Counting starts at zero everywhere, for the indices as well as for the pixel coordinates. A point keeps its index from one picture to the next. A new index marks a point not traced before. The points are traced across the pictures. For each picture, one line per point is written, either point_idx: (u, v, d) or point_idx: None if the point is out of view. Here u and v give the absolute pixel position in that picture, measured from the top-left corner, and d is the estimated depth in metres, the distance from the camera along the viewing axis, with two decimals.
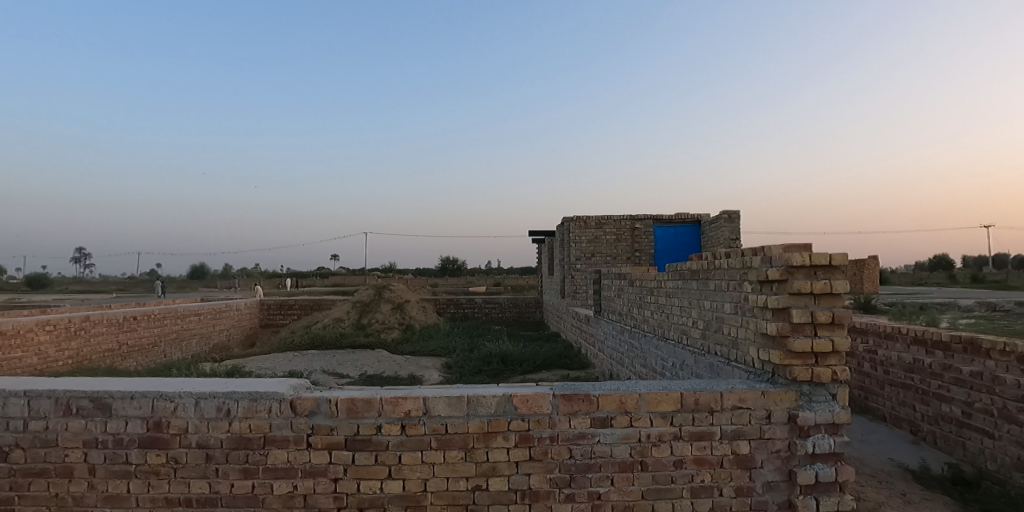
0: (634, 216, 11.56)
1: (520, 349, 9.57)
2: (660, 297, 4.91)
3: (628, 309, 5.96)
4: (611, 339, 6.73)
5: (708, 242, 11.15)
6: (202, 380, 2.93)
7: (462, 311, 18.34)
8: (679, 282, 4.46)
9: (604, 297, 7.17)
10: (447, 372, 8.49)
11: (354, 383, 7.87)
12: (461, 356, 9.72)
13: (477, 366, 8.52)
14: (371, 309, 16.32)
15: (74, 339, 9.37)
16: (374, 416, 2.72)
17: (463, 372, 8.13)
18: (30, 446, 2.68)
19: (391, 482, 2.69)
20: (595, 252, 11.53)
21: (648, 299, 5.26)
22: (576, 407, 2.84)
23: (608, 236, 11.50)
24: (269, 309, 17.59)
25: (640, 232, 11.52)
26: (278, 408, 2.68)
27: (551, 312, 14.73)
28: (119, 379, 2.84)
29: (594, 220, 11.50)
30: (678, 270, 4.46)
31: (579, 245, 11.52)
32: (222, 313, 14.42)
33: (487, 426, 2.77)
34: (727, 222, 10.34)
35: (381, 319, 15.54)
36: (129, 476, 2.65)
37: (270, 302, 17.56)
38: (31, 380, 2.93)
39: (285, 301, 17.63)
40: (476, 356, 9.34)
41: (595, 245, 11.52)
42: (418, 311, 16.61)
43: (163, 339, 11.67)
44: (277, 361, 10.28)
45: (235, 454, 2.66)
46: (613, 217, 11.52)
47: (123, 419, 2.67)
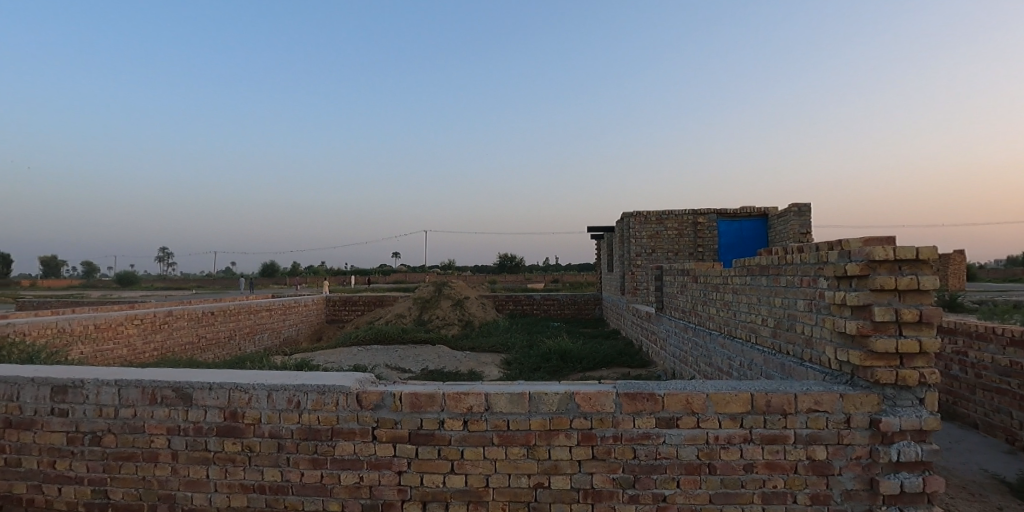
0: (697, 210, 11.20)
1: (580, 346, 9.50)
2: (726, 294, 4.71)
3: (692, 306, 5.78)
4: (673, 337, 6.57)
5: (776, 237, 10.69)
6: (273, 371, 3.02)
7: (520, 308, 18.35)
8: (746, 279, 4.28)
9: (667, 295, 6.97)
10: (506, 368, 8.51)
11: (417, 378, 8.03)
12: (519, 353, 9.73)
13: (536, 363, 8.48)
14: (432, 306, 16.64)
15: (159, 332, 9.98)
16: (437, 411, 2.72)
17: (523, 369, 8.13)
18: (120, 431, 2.84)
19: (453, 477, 2.71)
20: (656, 248, 11.26)
21: (713, 296, 5.06)
22: (640, 407, 2.77)
23: (670, 231, 11.19)
24: (335, 305, 18.23)
25: (703, 226, 11.16)
26: (344, 401, 2.73)
27: (609, 309, 14.62)
28: (198, 369, 2.97)
29: (654, 215, 11.24)
30: (746, 265, 4.27)
31: (639, 241, 11.29)
32: (291, 309, 15.10)
33: (549, 424, 2.72)
34: (797, 215, 9.86)
35: (442, 316, 15.88)
36: (209, 462, 2.78)
37: (336, 298, 18.21)
38: (119, 369, 3.09)
39: (349, 297, 18.23)
40: (536, 352, 9.34)
41: (656, 241, 11.25)
42: (477, 308, 16.80)
43: (238, 333, 12.31)
44: (343, 355, 10.66)
45: (304, 445, 2.74)
46: (675, 211, 11.19)
47: (202, 408, 2.79)
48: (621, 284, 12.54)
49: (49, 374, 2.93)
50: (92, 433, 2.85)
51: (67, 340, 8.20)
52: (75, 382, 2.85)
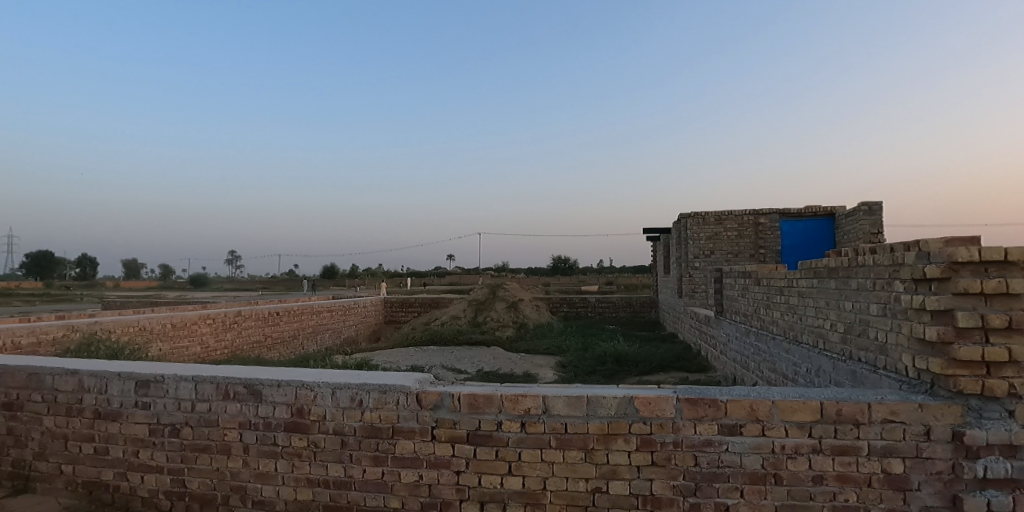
0: (758, 210, 10.76)
1: (636, 350, 9.37)
2: (792, 297, 4.53)
3: (754, 310, 5.59)
4: (734, 342, 6.38)
5: (845, 237, 10.17)
6: (336, 370, 3.12)
7: (574, 311, 18.28)
8: (813, 282, 4.10)
9: (727, 298, 6.77)
10: (561, 371, 8.49)
11: (473, 379, 8.12)
12: (574, 355, 9.69)
13: (592, 366, 8.42)
14: (484, 308, 16.87)
15: (229, 331, 10.49)
16: (495, 412, 2.74)
17: (578, 372, 8.09)
18: (196, 425, 3.00)
19: (511, 478, 2.71)
20: (715, 249, 10.94)
21: (777, 300, 4.88)
22: (702, 413, 2.69)
23: (729, 232, 10.84)
24: (391, 307, 18.72)
25: (765, 227, 10.75)
26: (405, 401, 2.79)
27: (666, 311, 14.33)
28: (267, 367, 3.10)
29: (713, 216, 10.92)
30: (814, 268, 4.09)
31: (697, 243, 10.99)
32: (350, 310, 15.62)
33: (607, 428, 2.69)
34: (868, 214, 9.34)
35: (496, 317, 16.07)
36: (276, 456, 2.90)
37: (393, 300, 18.71)
38: (196, 366, 3.27)
39: (406, 299, 18.68)
40: (591, 355, 9.28)
41: (715, 242, 10.93)
42: (531, 310, 16.86)
43: (301, 333, 12.83)
44: (400, 355, 10.92)
45: (366, 442, 2.81)
46: (734, 212, 10.83)
47: (271, 404, 2.91)
48: (678, 286, 12.26)
49: (133, 369, 3.13)
50: (171, 425, 3.03)
51: (146, 338, 8.72)
52: (156, 377, 3.03)
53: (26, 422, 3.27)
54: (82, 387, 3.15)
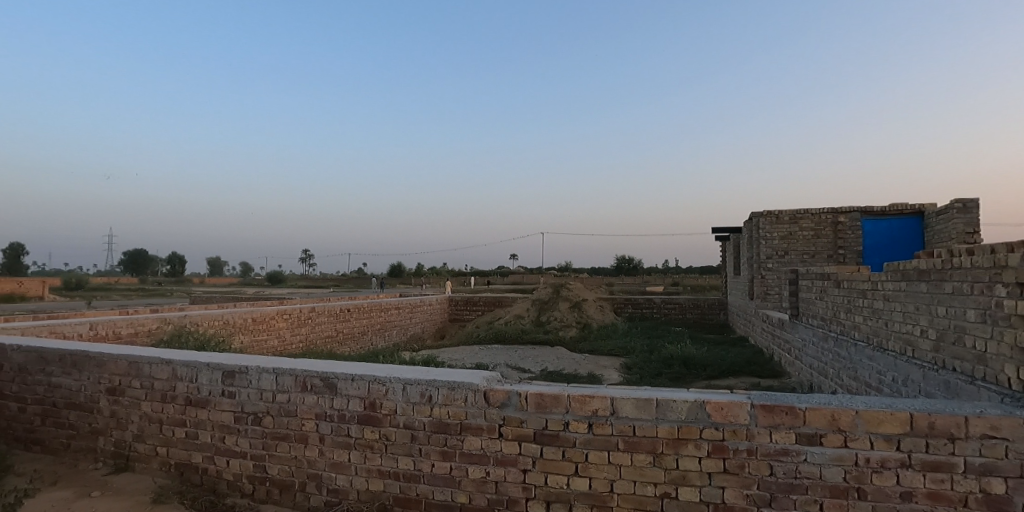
0: (837, 209, 10.23)
1: (705, 353, 9.14)
2: (876, 301, 4.28)
3: (833, 314, 5.33)
4: (811, 348, 6.11)
5: (936, 238, 9.33)
6: (406, 366, 3.21)
7: (640, 311, 18.10)
8: (900, 285, 3.87)
9: (803, 302, 6.49)
10: (627, 372, 8.38)
11: (536, 378, 8.17)
12: (639, 357, 9.57)
13: (658, 368, 8.27)
14: (549, 308, 16.97)
15: (303, 325, 11.02)
16: (562, 412, 2.74)
17: (644, 374, 7.98)
18: (276, 414, 3.18)
19: (578, 479, 2.70)
20: (789, 250, 10.50)
21: (859, 303, 4.63)
22: (778, 420, 2.58)
23: (806, 231, 10.35)
24: (456, 305, 19.12)
25: (844, 226, 10.19)
26: (473, 398, 2.84)
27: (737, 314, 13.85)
28: (340, 361, 3.23)
29: (787, 214, 10.47)
30: (902, 270, 3.85)
31: (770, 243, 10.59)
32: (416, 308, 16.08)
33: (677, 432, 2.63)
34: (961, 213, 8.52)
35: (559, 317, 16.13)
36: (350, 447, 3.02)
37: (458, 299, 19.10)
38: (275, 359, 3.45)
39: (470, 297, 19.05)
40: (657, 357, 9.14)
41: (789, 242, 10.46)
42: (595, 310, 16.82)
43: (370, 329, 13.32)
44: (464, 353, 11.16)
45: (435, 437, 2.89)
46: (811, 210, 10.32)
47: (345, 398, 3.04)
48: (750, 288, 11.87)
49: (220, 360, 3.35)
50: (254, 414, 3.22)
51: (230, 331, 9.14)
52: (241, 368, 3.23)
53: (127, 407, 3.57)
54: (175, 375, 3.39)
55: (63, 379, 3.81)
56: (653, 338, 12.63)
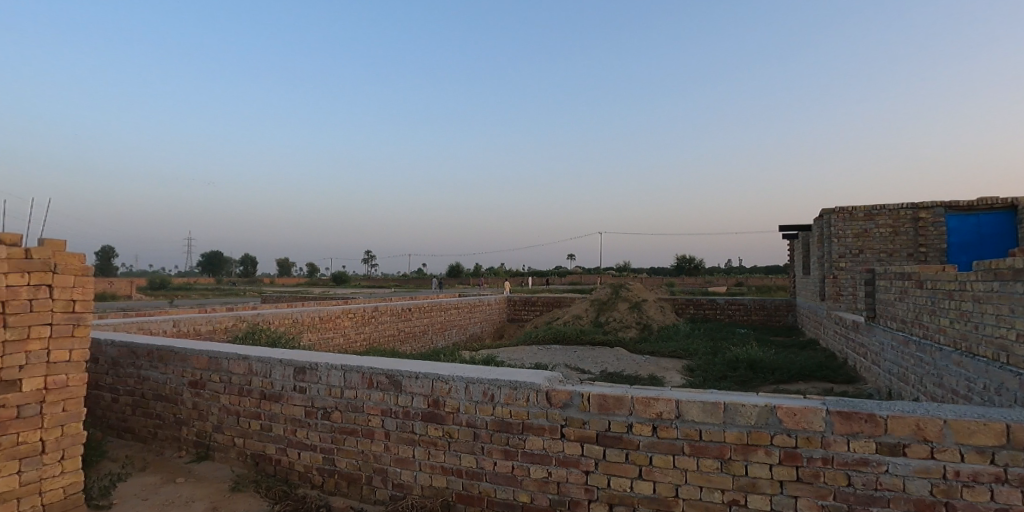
0: (918, 204, 9.60)
1: (772, 356, 8.82)
2: (964, 302, 4.01)
3: (915, 316, 5.03)
4: (890, 352, 5.80)
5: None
6: (469, 365, 3.27)
7: (703, 312, 17.74)
8: (993, 285, 3.59)
9: (880, 304, 6.16)
10: (690, 375, 8.21)
11: (597, 379, 8.13)
12: (704, 359, 9.36)
13: (723, 371, 8.05)
14: (608, 308, 16.88)
15: (367, 325, 11.42)
16: (625, 414, 2.71)
17: (708, 376, 7.82)
18: (344, 409, 3.31)
19: (641, 482, 2.67)
20: (864, 249, 10.03)
21: (945, 305, 4.35)
22: (856, 428, 2.45)
23: (882, 229, 9.81)
24: (515, 305, 19.31)
25: (926, 222, 9.47)
26: (535, 398, 2.86)
27: (807, 316, 13.23)
28: (404, 359, 3.33)
29: (862, 211, 9.98)
30: (993, 269, 3.60)
31: (843, 241, 10.12)
32: (475, 308, 16.36)
33: (746, 438, 2.55)
34: None
35: (619, 318, 16.01)
36: (414, 444, 3.11)
37: (516, 298, 19.27)
38: (343, 356, 3.60)
39: (529, 298, 19.21)
40: (722, 360, 8.91)
41: (864, 240, 9.99)
42: (656, 311, 16.59)
43: (431, 328, 13.67)
44: (524, 353, 11.27)
45: (497, 436, 2.93)
46: (888, 206, 9.78)
47: (410, 395, 3.13)
48: (822, 289, 11.37)
49: (291, 357, 3.53)
50: (324, 409, 3.36)
51: (299, 329, 9.56)
52: (311, 365, 3.39)
53: (207, 399, 3.81)
54: (251, 370, 3.60)
55: (151, 372, 4.11)
56: (716, 340, 12.30)
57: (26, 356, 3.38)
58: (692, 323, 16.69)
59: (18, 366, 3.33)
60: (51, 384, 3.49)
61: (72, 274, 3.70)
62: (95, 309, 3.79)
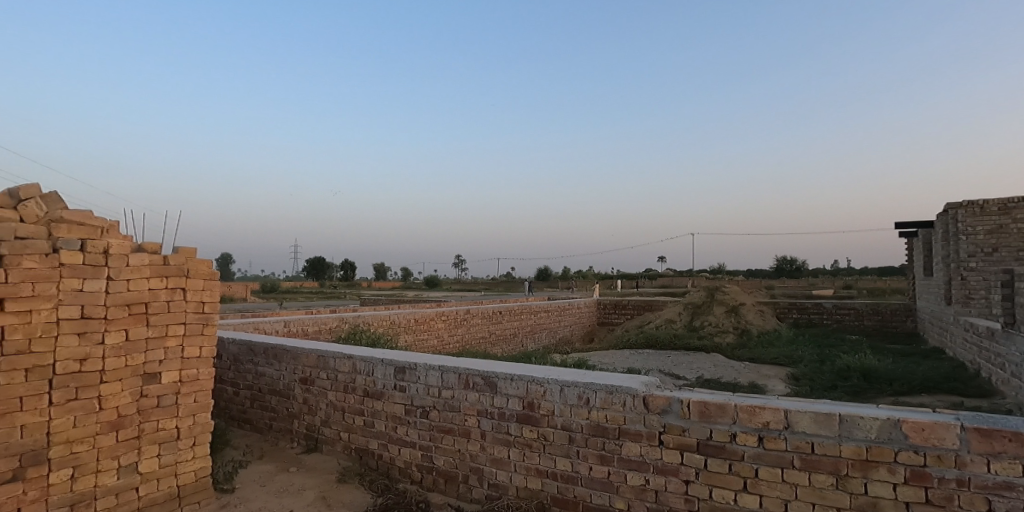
0: None
1: (889, 365, 8.14)
2: None
3: None
4: None
5: None
6: (562, 368, 3.32)
7: (807, 317, 16.78)
8: None
9: (1023, 309, 5.54)
10: (795, 384, 7.77)
11: (692, 385, 7.94)
12: (810, 368, 8.82)
13: (831, 380, 7.55)
14: (704, 312, 16.42)
15: (459, 327, 11.83)
16: (728, 423, 2.64)
17: (816, 385, 7.38)
18: (441, 409, 3.47)
19: (746, 495, 2.58)
20: (999, 246, 8.99)
21: None
22: (998, 448, 2.21)
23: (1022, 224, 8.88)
24: (605, 309, 19.27)
25: None
26: (632, 403, 2.85)
27: (931, 323, 11.93)
28: (499, 362, 3.43)
29: (995, 205, 9.04)
30: None
31: (972, 238, 9.12)
32: (565, 312, 16.48)
33: (865, 453, 2.39)
34: None
35: (714, 322, 15.49)
36: (510, 445, 3.20)
37: (606, 301, 19.21)
38: (439, 357, 3.76)
39: (619, 301, 19.09)
40: (830, 369, 8.36)
41: (999, 237, 8.98)
42: (754, 315, 15.88)
43: (521, 331, 13.95)
44: (615, 357, 11.22)
45: (593, 440, 2.95)
46: None
47: (505, 396, 3.23)
48: (947, 292, 10.18)
49: (392, 357, 3.75)
50: (422, 407, 3.54)
51: (396, 330, 10.11)
52: (410, 365, 3.58)
53: (316, 395, 4.13)
54: (355, 369, 3.86)
55: (267, 369, 4.52)
56: (824, 348, 11.47)
57: (165, 351, 3.84)
58: (795, 329, 15.74)
59: (158, 360, 3.79)
60: (185, 377, 3.93)
61: (202, 278, 4.13)
62: (221, 309, 4.20)
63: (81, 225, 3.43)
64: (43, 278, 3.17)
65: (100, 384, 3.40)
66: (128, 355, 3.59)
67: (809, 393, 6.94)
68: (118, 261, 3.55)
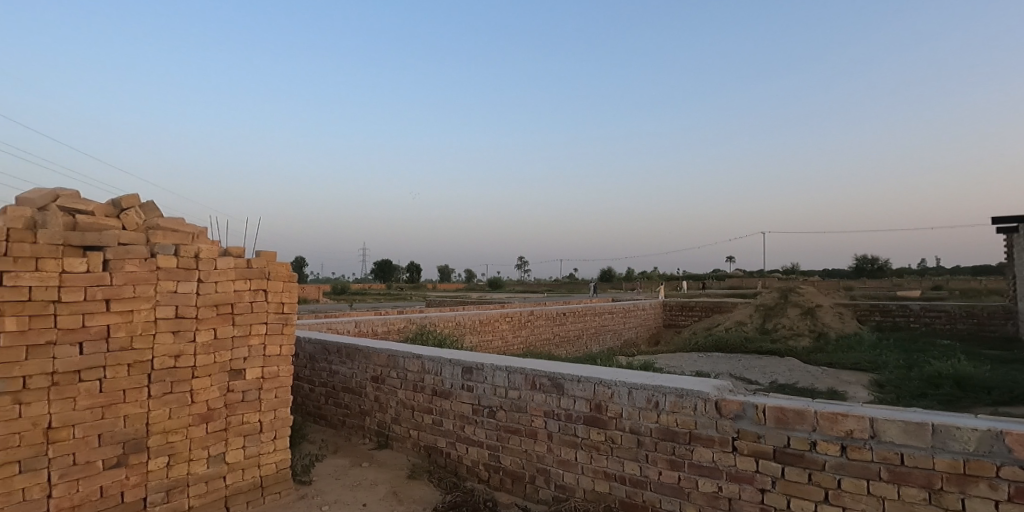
0: None
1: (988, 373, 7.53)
2: None
3: None
4: None
5: None
6: (629, 371, 3.32)
7: (892, 320, 15.70)
8: None
9: None
10: (879, 391, 7.36)
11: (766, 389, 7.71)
12: (896, 374, 8.32)
13: (921, 387, 7.09)
14: (776, 314, 15.83)
15: (524, 328, 11.99)
16: (808, 430, 2.56)
17: (903, 393, 6.97)
18: (508, 409, 3.55)
19: (828, 507, 2.48)
20: None
21: None
22: None
23: None
24: (671, 310, 18.96)
25: None
26: (703, 407, 2.83)
27: None
28: (565, 364, 3.48)
29: None
30: None
31: None
32: (631, 313, 16.32)
33: (962, 466, 2.23)
34: None
35: (788, 325, 14.90)
36: (577, 447, 3.24)
37: (672, 303, 18.93)
38: (505, 357, 3.86)
39: (686, 303, 18.74)
40: (919, 375, 7.85)
41: None
42: (832, 317, 15.13)
43: (585, 333, 13.97)
44: (683, 360, 11.03)
45: (663, 444, 2.94)
46: None
47: (572, 398, 3.27)
48: None
49: (460, 358, 3.87)
50: (490, 407, 3.64)
51: (463, 331, 10.39)
52: (478, 365, 3.69)
53: (387, 392, 4.33)
54: (424, 368, 4.02)
55: (341, 367, 4.77)
56: (913, 353, 10.69)
57: (249, 349, 4.14)
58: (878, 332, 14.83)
59: (243, 357, 4.10)
60: (267, 373, 4.23)
61: (281, 280, 4.41)
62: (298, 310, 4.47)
63: (174, 231, 3.76)
64: (143, 280, 3.48)
65: (192, 379, 3.72)
66: (216, 352, 3.91)
67: (895, 401, 6.56)
68: (207, 264, 3.86)
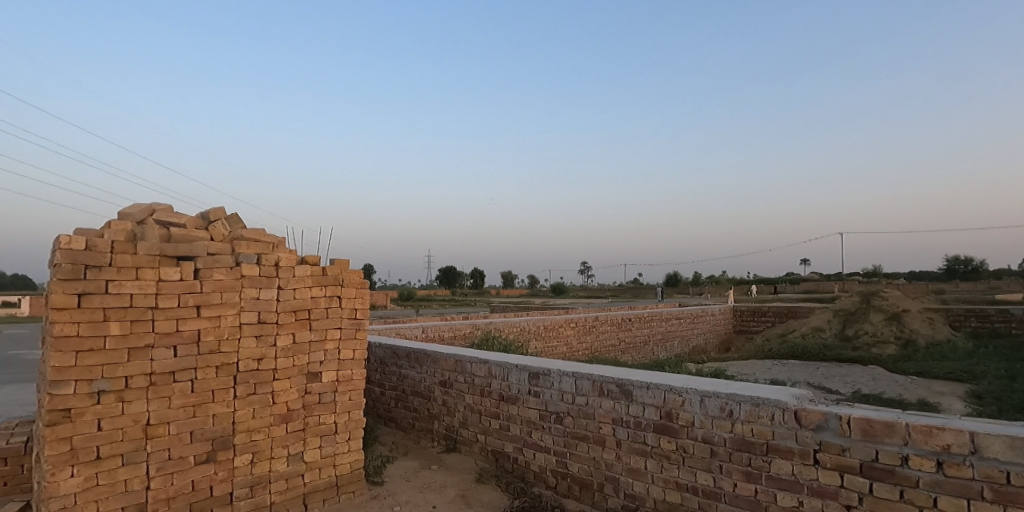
0: None
1: None
2: None
3: None
4: None
5: None
6: (702, 379, 3.28)
7: (991, 326, 14.46)
8: None
9: None
10: (978, 403, 6.80)
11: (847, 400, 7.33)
12: (997, 385, 7.66)
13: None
14: (857, 320, 14.96)
15: (589, 334, 12.00)
16: (899, 444, 2.44)
17: (1008, 407, 6.42)
18: (576, 415, 3.60)
19: None
20: None
21: None
22: None
23: None
24: (742, 315, 18.31)
25: None
26: (780, 417, 2.76)
27: None
28: (633, 370, 3.48)
29: None
30: None
31: None
32: (699, 319, 15.92)
33: None
34: None
35: (871, 331, 14.03)
36: (647, 455, 3.24)
37: (742, 308, 18.28)
38: (572, 363, 3.90)
39: (758, 307, 18.00)
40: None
41: None
42: (921, 325, 14.12)
43: (651, 339, 13.81)
44: (756, 367, 10.66)
45: (737, 455, 2.89)
46: None
47: (641, 405, 3.27)
48: None
49: (526, 363, 3.96)
50: (557, 413, 3.70)
51: (530, 339, 10.52)
52: (545, 371, 3.76)
53: (455, 397, 4.48)
54: (491, 374, 4.13)
55: (411, 372, 4.97)
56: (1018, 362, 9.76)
57: (325, 353, 4.39)
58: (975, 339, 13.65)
59: (319, 361, 4.35)
60: (342, 377, 4.46)
61: (354, 287, 4.64)
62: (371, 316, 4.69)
63: (257, 241, 4.05)
64: (230, 287, 3.79)
65: (274, 381, 4.01)
66: (296, 356, 4.18)
67: (997, 414, 6.05)
68: (286, 272, 4.13)
